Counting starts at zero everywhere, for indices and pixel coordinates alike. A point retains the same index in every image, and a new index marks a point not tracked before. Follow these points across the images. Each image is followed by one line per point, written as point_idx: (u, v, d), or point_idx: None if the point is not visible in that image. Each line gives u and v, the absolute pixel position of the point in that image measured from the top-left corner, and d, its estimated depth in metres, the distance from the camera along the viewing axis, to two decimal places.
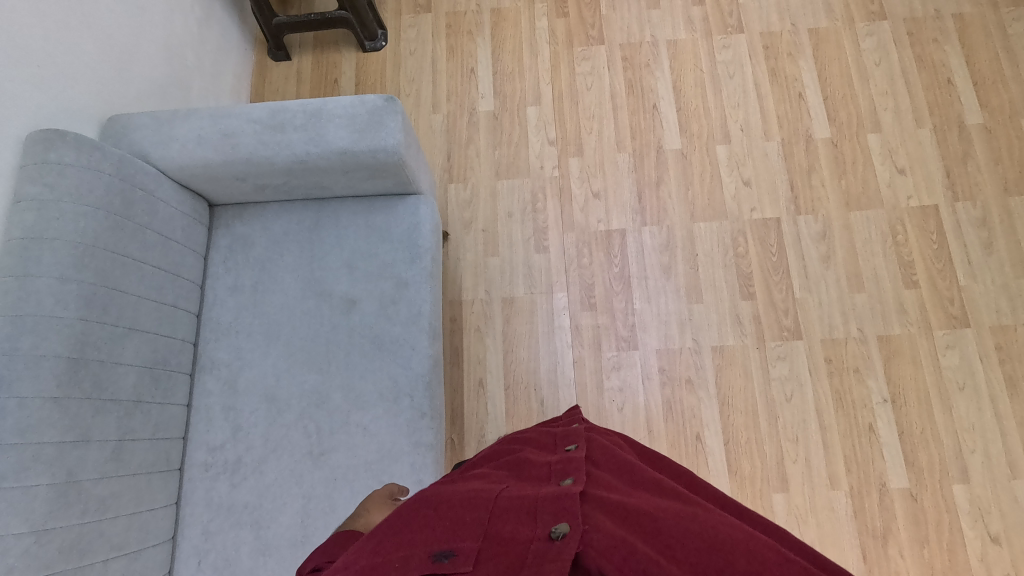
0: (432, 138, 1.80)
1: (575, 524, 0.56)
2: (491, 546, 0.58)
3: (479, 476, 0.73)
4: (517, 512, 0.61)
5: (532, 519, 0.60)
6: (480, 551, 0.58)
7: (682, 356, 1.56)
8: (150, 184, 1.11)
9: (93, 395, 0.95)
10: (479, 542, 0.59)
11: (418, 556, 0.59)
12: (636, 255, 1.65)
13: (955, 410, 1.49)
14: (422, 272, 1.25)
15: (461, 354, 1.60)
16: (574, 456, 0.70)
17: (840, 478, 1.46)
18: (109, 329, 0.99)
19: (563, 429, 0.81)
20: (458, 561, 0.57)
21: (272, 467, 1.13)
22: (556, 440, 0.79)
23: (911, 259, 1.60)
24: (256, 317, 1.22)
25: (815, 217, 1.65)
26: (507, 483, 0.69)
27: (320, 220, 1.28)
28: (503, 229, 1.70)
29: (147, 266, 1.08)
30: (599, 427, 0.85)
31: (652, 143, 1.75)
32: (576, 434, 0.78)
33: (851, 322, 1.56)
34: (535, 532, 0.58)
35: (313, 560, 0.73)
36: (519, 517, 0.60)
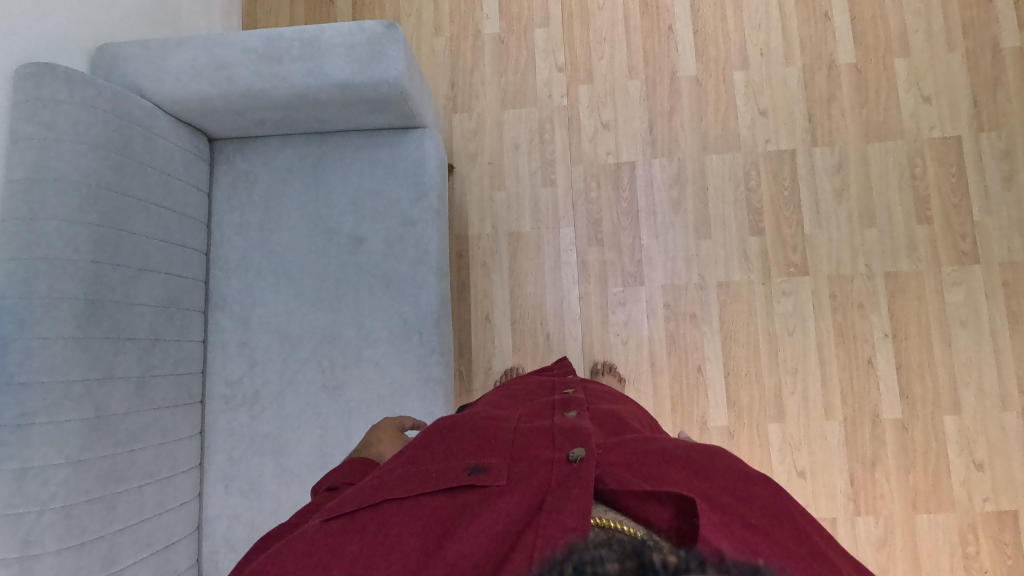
0: (435, 64, 1.71)
1: (590, 449, 0.60)
2: (512, 464, 0.60)
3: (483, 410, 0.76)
4: (532, 439, 0.64)
5: (549, 444, 0.63)
6: (502, 469, 0.60)
7: (687, 291, 1.57)
8: (147, 120, 1.08)
9: (113, 334, 0.98)
10: (498, 460, 0.61)
11: (440, 472, 0.60)
12: (645, 189, 1.62)
13: (954, 345, 1.51)
14: (428, 209, 1.23)
15: (468, 289, 1.62)
16: (575, 398, 0.75)
17: (836, 409, 1.51)
18: (121, 271, 1.00)
19: (559, 382, 0.86)
20: (482, 476, 0.59)
21: (289, 400, 1.18)
22: (555, 388, 0.83)
23: (927, 193, 1.57)
24: (265, 256, 1.23)
25: (832, 149, 1.60)
26: (515, 417, 0.72)
27: (322, 156, 1.25)
28: (509, 161, 1.66)
29: (152, 206, 1.08)
30: (593, 382, 0.90)
31: (665, 69, 1.66)
32: (574, 386, 0.83)
33: (859, 258, 1.55)
34: (553, 453, 0.61)
35: (330, 480, 0.80)
36: (536, 442, 0.63)
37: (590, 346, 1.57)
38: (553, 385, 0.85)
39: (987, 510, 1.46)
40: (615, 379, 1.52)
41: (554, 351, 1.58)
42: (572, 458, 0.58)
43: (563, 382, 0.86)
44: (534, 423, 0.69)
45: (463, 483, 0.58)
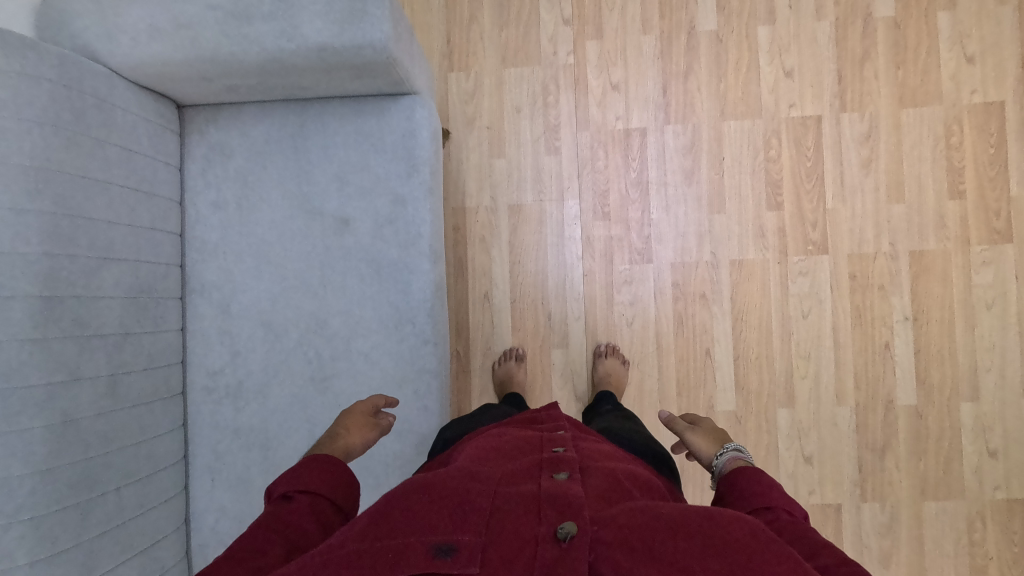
0: (428, 16, 1.56)
1: (580, 526, 0.55)
2: (492, 541, 0.56)
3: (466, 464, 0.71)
4: (517, 508, 0.60)
5: (534, 515, 0.58)
6: (483, 546, 0.55)
7: (698, 270, 1.48)
8: (103, 88, 0.96)
9: (76, 332, 0.90)
10: (475, 536, 0.56)
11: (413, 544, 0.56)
12: (656, 158, 1.50)
13: (978, 329, 1.44)
14: (420, 188, 1.13)
15: (466, 265, 1.53)
16: (566, 458, 0.70)
17: (848, 394, 1.45)
18: (82, 261, 0.91)
19: (549, 435, 0.82)
20: (460, 554, 0.54)
21: (275, 392, 1.12)
22: (543, 442, 0.79)
23: (962, 165, 1.44)
24: (244, 237, 1.13)
25: (861, 115, 1.47)
26: (499, 475, 0.67)
27: (304, 126, 1.14)
28: (510, 126, 1.53)
29: (113, 186, 0.97)
30: (584, 436, 0.86)
31: (683, 23, 1.50)
32: (563, 440, 0.78)
33: (883, 236, 1.45)
34: (539, 527, 0.57)
35: (281, 487, 0.71)
36: (522, 512, 0.59)
37: (594, 326, 1.50)
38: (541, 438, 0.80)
39: (997, 498, 1.42)
40: (619, 361, 1.46)
41: (556, 332, 1.51)
42: (561, 537, 0.54)
43: (552, 433, 0.82)
44: (519, 486, 0.64)
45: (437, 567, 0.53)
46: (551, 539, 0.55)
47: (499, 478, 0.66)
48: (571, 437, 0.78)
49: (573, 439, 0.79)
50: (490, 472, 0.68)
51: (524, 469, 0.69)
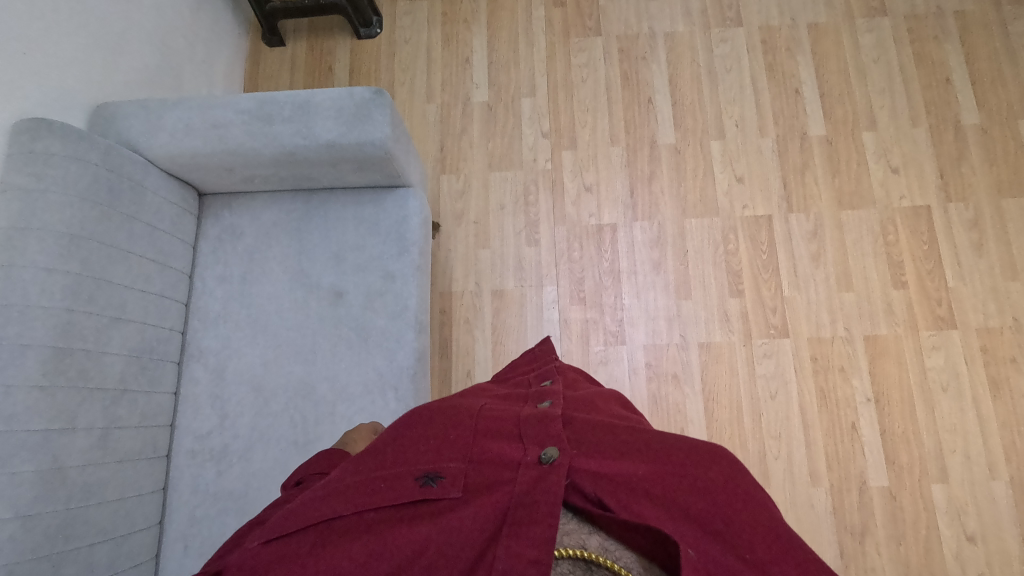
0: (426, 129, 1.79)
1: (561, 449, 0.60)
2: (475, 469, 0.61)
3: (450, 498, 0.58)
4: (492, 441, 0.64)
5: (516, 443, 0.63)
6: (466, 473, 0.61)
7: (669, 352, 1.57)
8: (139, 173, 1.11)
9: (79, 383, 0.96)
10: (457, 462, 0.62)
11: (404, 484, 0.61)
12: (627, 250, 1.65)
13: (937, 410, 1.50)
14: (409, 266, 1.25)
15: (450, 346, 1.61)
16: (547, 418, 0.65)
17: (822, 475, 1.47)
18: (97, 319, 1.00)
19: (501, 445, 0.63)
20: (442, 477, 0.61)
21: (258, 455, 1.15)
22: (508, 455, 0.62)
23: (901, 259, 1.60)
24: (243, 308, 1.23)
25: (807, 215, 1.65)
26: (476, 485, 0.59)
27: (310, 212, 1.29)
28: (494, 220, 1.70)
29: (134, 257, 1.09)
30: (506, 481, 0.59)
31: (645, 137, 1.74)
32: (553, 393, 0.72)
33: (838, 320, 1.57)
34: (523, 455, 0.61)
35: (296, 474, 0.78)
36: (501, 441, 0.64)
37: None
38: (527, 394, 0.75)
39: None
40: None
41: None
42: (544, 459, 0.59)
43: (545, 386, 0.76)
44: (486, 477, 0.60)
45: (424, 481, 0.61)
46: (536, 462, 0.60)
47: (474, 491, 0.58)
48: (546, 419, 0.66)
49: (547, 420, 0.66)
50: (470, 446, 0.63)
51: (498, 464, 0.61)
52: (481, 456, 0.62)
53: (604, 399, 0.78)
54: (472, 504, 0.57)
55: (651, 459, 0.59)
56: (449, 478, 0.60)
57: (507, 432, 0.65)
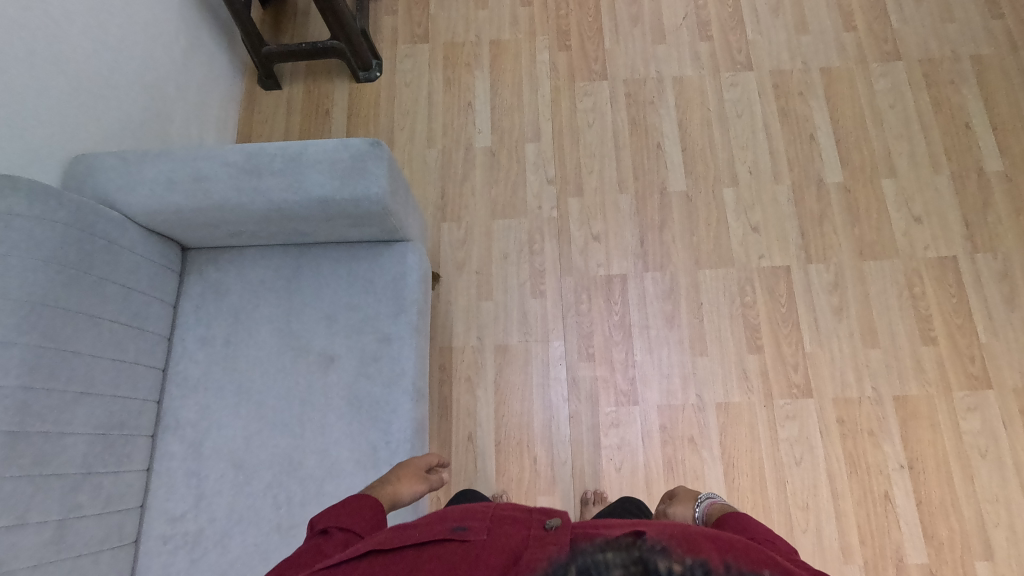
0: (426, 174, 1.72)
1: (566, 518, 0.65)
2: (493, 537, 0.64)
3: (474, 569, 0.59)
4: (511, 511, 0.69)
5: (529, 514, 0.68)
6: (488, 531, 0.65)
7: (684, 413, 1.47)
8: (114, 231, 1.02)
9: (33, 470, 0.85)
10: (479, 521, 0.67)
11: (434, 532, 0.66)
12: (638, 302, 1.56)
13: (976, 479, 1.39)
14: (407, 327, 1.16)
15: (450, 406, 1.51)
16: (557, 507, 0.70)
17: (855, 551, 1.35)
18: (57, 396, 0.90)
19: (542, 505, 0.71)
20: (469, 531, 0.65)
21: (237, 542, 1.04)
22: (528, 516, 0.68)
23: (929, 313, 1.51)
24: (226, 373, 1.14)
25: (827, 266, 1.56)
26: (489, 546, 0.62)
27: (301, 268, 1.20)
28: (497, 271, 1.61)
29: (105, 322, 0.99)
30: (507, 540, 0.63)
31: (655, 185, 1.67)
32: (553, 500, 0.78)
33: (865, 379, 1.47)
34: (532, 521, 0.66)
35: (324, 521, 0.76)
36: (517, 513, 0.69)
37: (581, 471, 1.44)
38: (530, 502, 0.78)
39: None
40: None
41: (543, 477, 1.44)
42: (550, 523, 0.64)
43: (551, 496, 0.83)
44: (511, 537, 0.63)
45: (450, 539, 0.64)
46: (542, 526, 0.65)
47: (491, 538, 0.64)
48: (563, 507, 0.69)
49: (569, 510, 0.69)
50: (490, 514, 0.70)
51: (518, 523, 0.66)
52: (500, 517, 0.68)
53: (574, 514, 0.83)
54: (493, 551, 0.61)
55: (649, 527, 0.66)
56: (473, 527, 0.66)
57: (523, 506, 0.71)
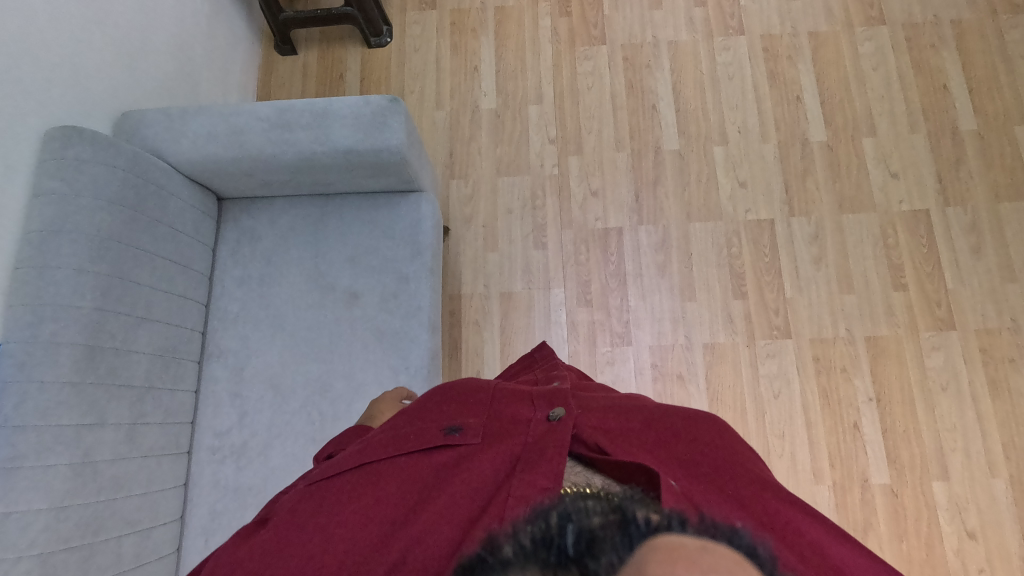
0: (435, 135, 1.83)
1: (568, 411, 0.69)
2: (491, 433, 0.70)
3: (469, 467, 0.65)
4: (513, 399, 0.75)
5: (530, 404, 0.73)
6: (485, 429, 0.71)
7: (674, 353, 1.61)
8: (162, 178, 1.15)
9: (108, 380, 1.00)
10: (476, 420, 0.73)
11: (432, 431, 0.72)
12: (632, 253, 1.69)
13: (937, 409, 1.53)
14: (423, 268, 1.29)
15: (460, 347, 1.65)
16: (559, 391, 0.74)
17: (824, 472, 1.50)
18: (123, 319, 1.04)
19: (544, 388, 0.76)
20: (465, 433, 0.71)
21: (276, 452, 1.18)
22: (530, 406, 0.73)
23: (901, 261, 1.64)
24: (262, 308, 1.27)
25: (808, 218, 1.69)
26: (488, 444, 0.68)
27: (325, 216, 1.33)
28: (502, 224, 1.74)
29: (158, 259, 1.13)
30: (508, 438, 0.68)
31: (650, 144, 1.78)
32: (561, 375, 0.83)
33: (839, 322, 1.60)
34: (534, 413, 0.71)
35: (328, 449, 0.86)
36: (517, 402, 0.74)
37: None
38: (539, 379, 0.85)
39: None
40: None
41: None
42: (552, 417, 0.69)
43: (551, 373, 0.86)
44: (511, 432, 0.69)
45: (449, 439, 0.70)
46: (544, 419, 0.70)
47: (489, 439, 0.69)
48: (567, 393, 0.74)
49: (572, 394, 0.74)
50: (488, 408, 0.74)
51: (514, 423, 0.71)
52: (497, 416, 0.73)
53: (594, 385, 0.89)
54: (489, 449, 0.67)
55: (646, 421, 0.70)
56: (469, 429, 0.71)
57: (521, 396, 0.75)
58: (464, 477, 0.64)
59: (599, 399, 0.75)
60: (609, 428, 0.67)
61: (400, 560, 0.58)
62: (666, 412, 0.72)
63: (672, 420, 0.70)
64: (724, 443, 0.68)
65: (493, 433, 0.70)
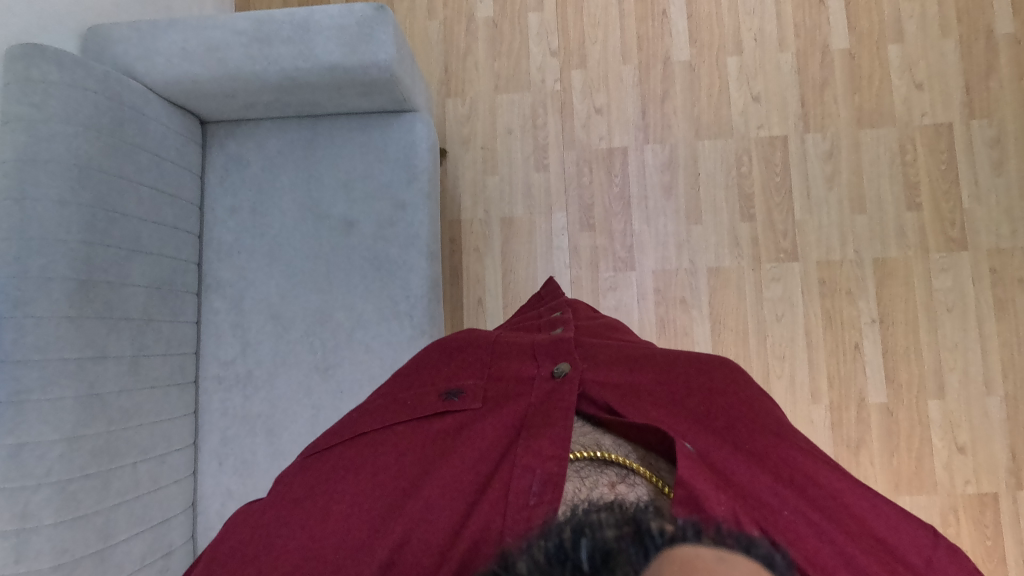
0: (429, 48, 1.71)
1: (573, 366, 0.71)
2: (496, 392, 0.71)
3: (477, 430, 0.67)
4: (515, 354, 0.75)
5: (534, 358, 0.74)
6: (489, 389, 0.72)
7: (677, 277, 1.59)
8: (138, 102, 1.08)
9: (105, 314, 0.99)
10: (479, 379, 0.73)
11: (438, 394, 0.73)
12: (637, 174, 1.62)
13: (940, 330, 1.53)
14: (419, 193, 1.24)
15: (461, 274, 1.63)
16: (563, 343, 0.75)
17: (822, 393, 1.53)
18: (113, 252, 1.01)
19: (547, 340, 0.76)
20: (471, 394, 0.72)
21: (282, 381, 1.20)
22: (535, 360, 0.73)
23: (917, 179, 1.57)
24: (256, 238, 1.24)
25: (823, 135, 1.60)
26: (494, 404, 0.69)
27: (315, 139, 1.26)
28: (502, 146, 1.66)
29: (143, 188, 1.08)
30: (515, 398, 0.69)
31: (659, 54, 1.66)
32: (564, 320, 0.83)
33: (848, 244, 1.57)
34: (538, 369, 0.72)
35: None
36: (521, 358, 0.74)
37: None
38: (542, 324, 0.85)
39: (968, 492, 1.48)
40: None
41: None
42: (556, 374, 0.70)
43: (555, 316, 0.86)
44: (516, 390, 0.70)
45: (455, 401, 0.71)
46: (549, 376, 0.70)
47: (493, 400, 0.70)
48: (571, 346, 0.74)
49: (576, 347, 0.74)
50: (491, 365, 0.75)
51: (520, 379, 0.72)
52: (498, 375, 0.73)
53: (610, 324, 0.88)
54: (495, 410, 0.68)
55: (655, 372, 0.70)
56: (473, 391, 0.72)
57: (524, 351, 0.75)
58: (471, 440, 0.66)
59: (605, 347, 0.76)
60: (616, 383, 0.68)
61: (413, 528, 0.59)
62: (676, 359, 0.73)
63: (682, 367, 0.71)
64: (737, 385, 0.67)
65: (498, 391, 0.71)
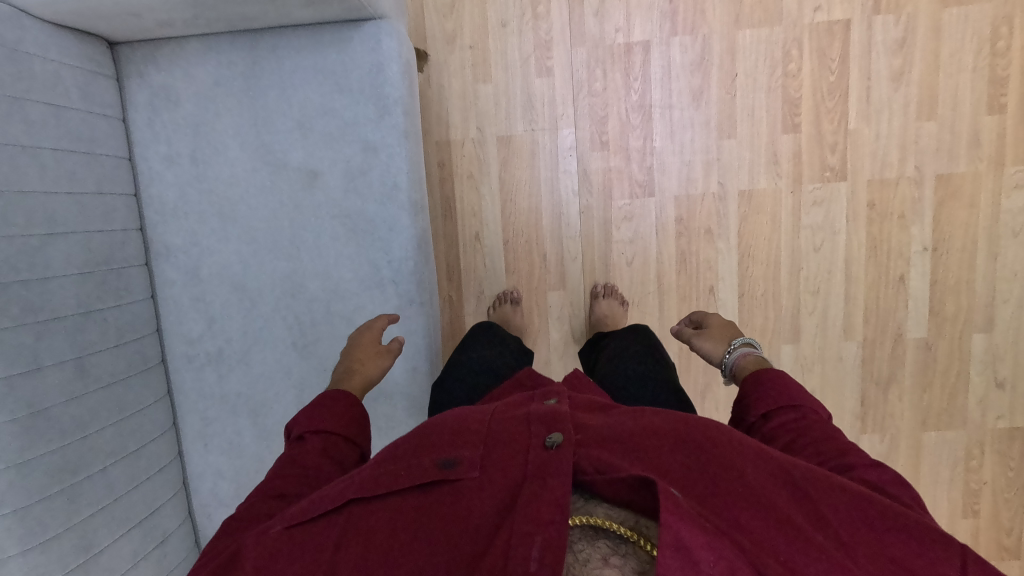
0: None
1: (567, 437, 0.64)
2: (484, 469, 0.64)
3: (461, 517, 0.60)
4: (507, 426, 0.69)
5: (528, 431, 0.68)
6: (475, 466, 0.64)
7: (703, 203, 1.37)
8: (9, 33, 0.82)
9: (28, 318, 0.82)
10: (466, 455, 0.66)
11: (419, 471, 0.65)
12: (661, 76, 1.34)
13: (1001, 257, 1.34)
14: (394, 132, 1.01)
15: (453, 205, 1.42)
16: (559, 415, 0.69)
17: (856, 328, 1.40)
18: (22, 241, 0.82)
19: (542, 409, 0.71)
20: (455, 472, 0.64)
21: (257, 359, 1.07)
22: (528, 432, 0.68)
23: (1006, 74, 1.28)
24: (204, 194, 1.03)
25: (897, 18, 1.28)
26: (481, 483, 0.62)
27: (257, 63, 0.99)
28: (495, 44, 1.35)
29: (44, 151, 0.86)
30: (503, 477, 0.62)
31: None
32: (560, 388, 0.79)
33: (908, 158, 1.32)
34: (532, 442, 0.66)
35: (298, 428, 0.81)
36: (512, 429, 0.68)
37: (592, 266, 1.42)
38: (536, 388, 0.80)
39: (998, 427, 1.41)
40: (618, 302, 1.38)
41: (552, 273, 1.43)
42: (549, 445, 0.63)
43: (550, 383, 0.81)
44: (508, 464, 0.63)
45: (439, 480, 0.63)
46: (542, 447, 0.64)
47: (481, 478, 0.63)
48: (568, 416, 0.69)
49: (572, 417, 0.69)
50: (480, 440, 0.68)
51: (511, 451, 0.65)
52: (489, 450, 0.66)
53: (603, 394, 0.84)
54: (481, 497, 0.61)
55: (659, 448, 0.64)
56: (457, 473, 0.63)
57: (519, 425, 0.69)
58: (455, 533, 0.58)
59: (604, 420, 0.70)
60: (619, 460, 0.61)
61: None
62: (683, 429, 0.66)
63: (689, 437, 0.65)
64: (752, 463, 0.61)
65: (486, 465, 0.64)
